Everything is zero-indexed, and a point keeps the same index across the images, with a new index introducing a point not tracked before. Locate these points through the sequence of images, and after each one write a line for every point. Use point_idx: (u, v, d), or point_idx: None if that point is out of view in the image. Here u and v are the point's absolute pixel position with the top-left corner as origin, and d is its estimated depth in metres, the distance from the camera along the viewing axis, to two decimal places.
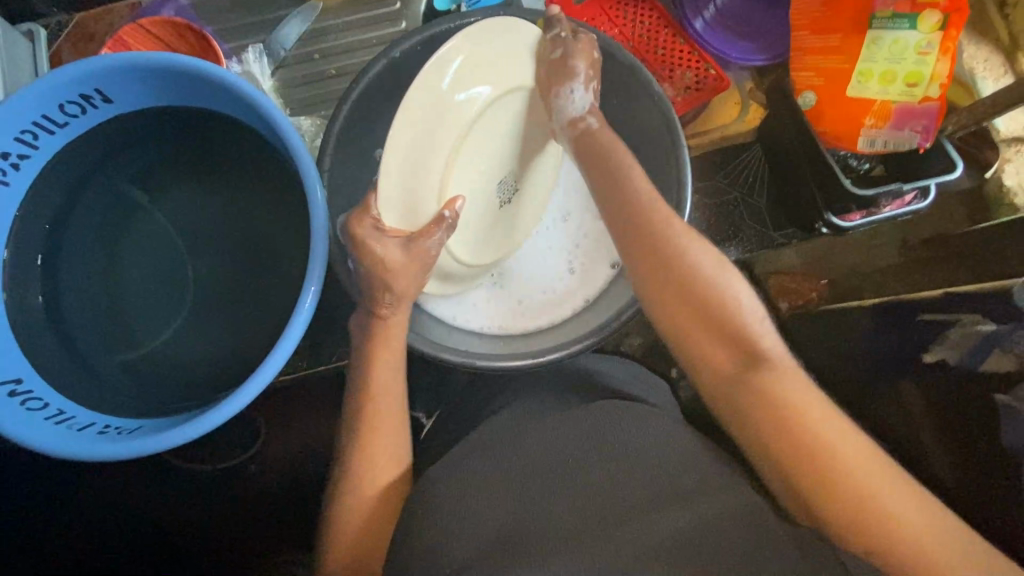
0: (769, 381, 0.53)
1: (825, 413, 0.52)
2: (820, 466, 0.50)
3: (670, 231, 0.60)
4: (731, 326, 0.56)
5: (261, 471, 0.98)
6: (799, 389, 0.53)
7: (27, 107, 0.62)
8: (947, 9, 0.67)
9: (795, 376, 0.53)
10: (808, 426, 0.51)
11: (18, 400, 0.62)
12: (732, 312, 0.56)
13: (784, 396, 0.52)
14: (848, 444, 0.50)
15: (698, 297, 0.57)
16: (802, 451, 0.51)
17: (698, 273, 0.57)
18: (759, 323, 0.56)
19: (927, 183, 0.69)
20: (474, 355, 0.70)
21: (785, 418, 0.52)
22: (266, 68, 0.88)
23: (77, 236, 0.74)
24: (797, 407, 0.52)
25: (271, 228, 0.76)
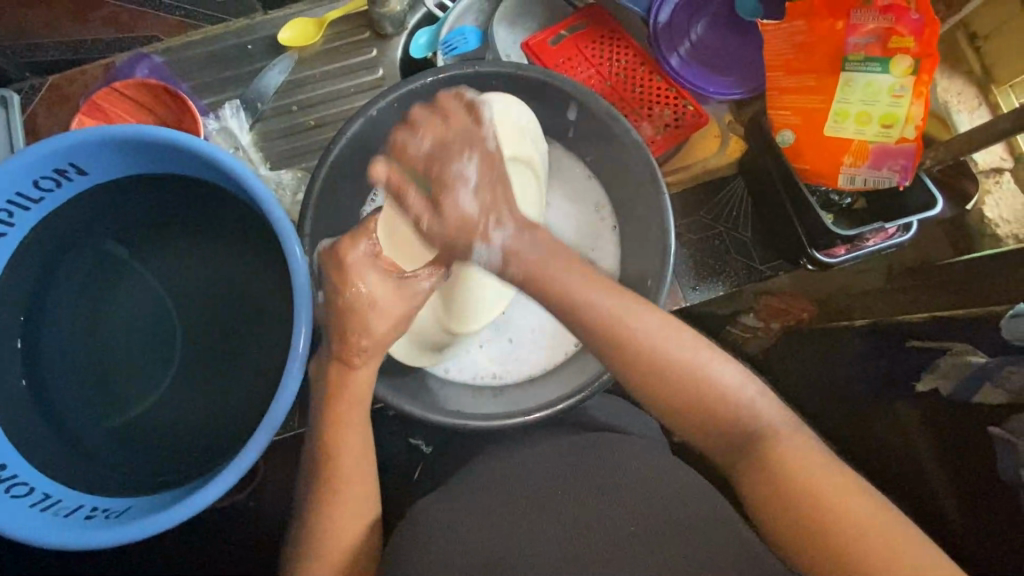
0: (767, 451, 0.53)
1: (826, 468, 0.51)
2: (821, 526, 0.48)
3: (624, 321, 0.58)
4: (719, 408, 0.55)
5: (258, 526, 0.98)
6: (799, 452, 0.52)
7: (1, 188, 0.61)
8: (918, 54, 0.68)
9: (791, 441, 0.53)
10: (809, 485, 0.50)
11: (2, 487, 0.61)
12: (721, 391, 0.56)
13: (793, 466, 0.51)
14: (849, 498, 0.48)
15: (692, 385, 0.56)
16: (811, 524, 0.49)
17: (661, 353, 0.56)
18: (754, 396, 0.56)
19: (909, 219, 0.70)
20: (463, 413, 0.69)
21: (781, 485, 0.51)
22: (243, 122, 0.88)
23: (57, 308, 0.73)
24: (799, 476, 0.50)
25: (255, 287, 0.76)
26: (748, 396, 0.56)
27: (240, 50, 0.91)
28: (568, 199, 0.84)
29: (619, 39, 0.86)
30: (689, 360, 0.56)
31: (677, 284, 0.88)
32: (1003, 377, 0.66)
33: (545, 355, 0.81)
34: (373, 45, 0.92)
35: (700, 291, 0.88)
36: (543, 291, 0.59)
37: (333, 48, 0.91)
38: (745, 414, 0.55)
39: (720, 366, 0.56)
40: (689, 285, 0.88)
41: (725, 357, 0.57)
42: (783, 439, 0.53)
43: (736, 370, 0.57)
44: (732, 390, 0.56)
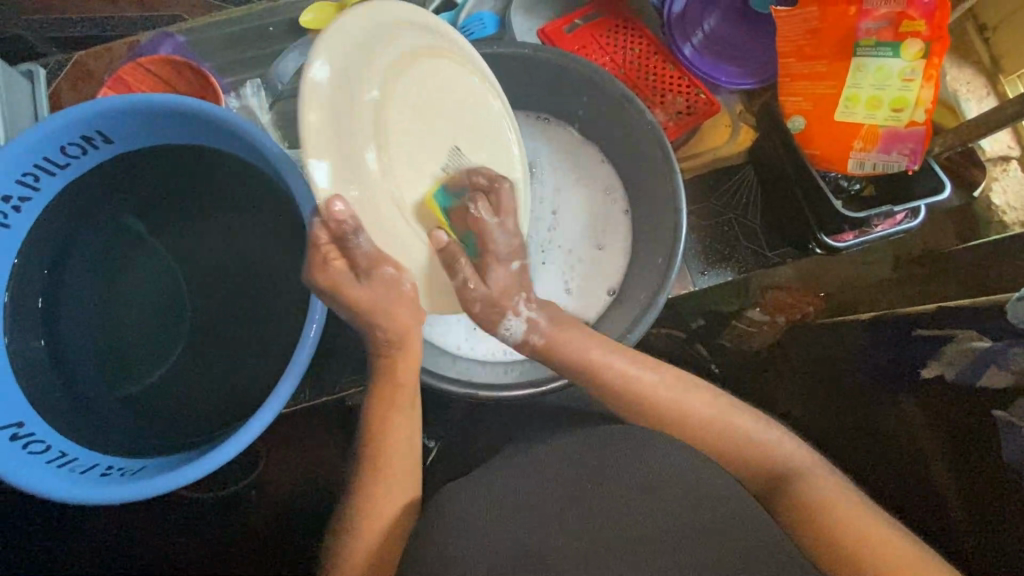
0: (800, 486, 0.59)
1: (849, 505, 0.56)
2: (850, 549, 0.53)
3: (649, 379, 0.67)
4: (741, 448, 0.63)
5: (274, 498, 1.04)
6: (828, 489, 0.58)
7: (31, 151, 0.62)
8: (929, 37, 0.69)
9: (820, 478, 0.60)
10: (833, 514, 0.56)
11: (20, 443, 0.62)
12: (746, 436, 0.64)
13: (820, 497, 0.57)
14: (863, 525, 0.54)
15: (723, 441, 0.64)
16: (855, 556, 0.53)
17: (686, 403, 0.66)
18: (772, 439, 0.64)
19: (918, 203, 0.71)
20: (476, 384, 0.70)
21: (818, 518, 0.56)
22: (263, 100, 0.89)
23: (76, 275, 0.75)
24: (826, 506, 0.56)
25: (270, 260, 0.78)
26: (772, 439, 0.64)
27: (262, 32, 0.93)
28: (578, 178, 0.86)
29: (633, 28, 0.88)
30: (701, 412, 0.65)
31: (686, 269, 0.89)
32: (1008, 360, 0.67)
33: None
34: None
35: (708, 276, 0.89)
36: (564, 360, 0.67)
37: None
38: (770, 457, 0.63)
39: (744, 413, 0.66)
40: (699, 271, 0.89)
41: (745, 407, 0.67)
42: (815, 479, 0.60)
43: (752, 419, 0.66)
44: (757, 441, 0.64)
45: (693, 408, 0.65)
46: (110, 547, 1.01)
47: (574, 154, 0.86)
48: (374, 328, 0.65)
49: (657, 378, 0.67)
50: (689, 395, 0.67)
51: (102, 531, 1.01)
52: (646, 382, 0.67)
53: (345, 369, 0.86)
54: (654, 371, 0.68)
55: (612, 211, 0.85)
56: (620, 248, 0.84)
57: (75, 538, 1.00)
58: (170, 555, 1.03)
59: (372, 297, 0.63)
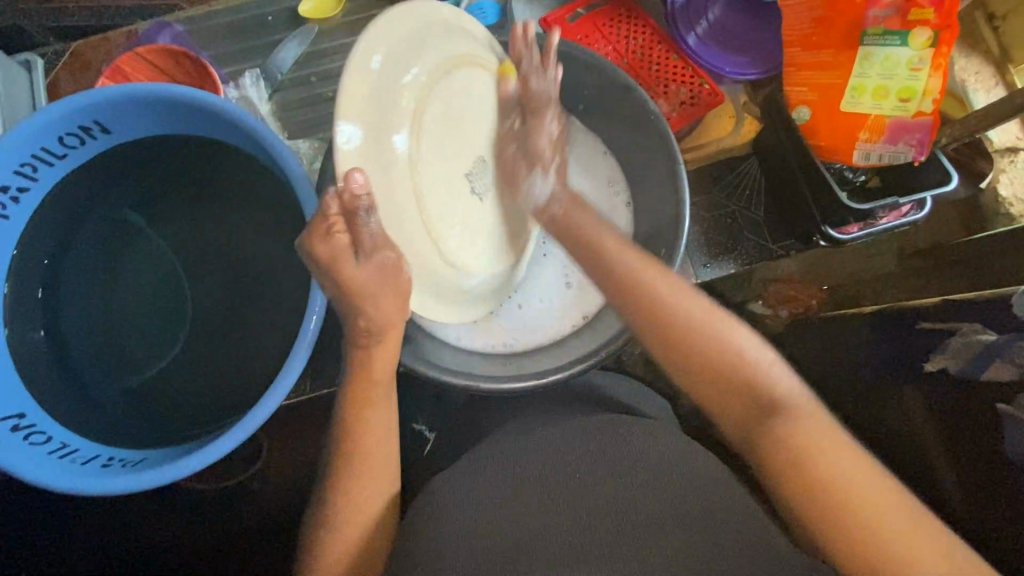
0: (791, 422, 0.51)
1: (845, 457, 0.48)
2: (837, 513, 0.46)
3: (629, 268, 0.62)
4: (731, 368, 0.55)
5: (275, 489, 1.04)
6: (818, 431, 0.50)
7: (27, 141, 0.62)
8: (938, 26, 0.68)
9: (811, 415, 0.51)
10: (819, 460, 0.48)
11: (21, 435, 0.62)
12: (734, 355, 0.55)
13: (804, 440, 0.50)
14: (849, 476, 0.47)
15: (702, 347, 0.55)
16: (829, 513, 0.47)
17: (674, 314, 0.57)
18: (767, 362, 0.55)
19: (925, 195, 0.70)
20: (478, 377, 0.70)
21: (802, 466, 0.48)
22: (262, 91, 0.88)
23: (76, 267, 0.74)
24: (812, 451, 0.49)
25: (272, 250, 0.77)
26: (768, 361, 0.55)
27: (261, 20, 0.92)
28: (580, 172, 0.85)
29: (636, 16, 0.87)
30: (693, 315, 0.57)
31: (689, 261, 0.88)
32: (1013, 353, 0.67)
33: (554, 325, 0.83)
34: None
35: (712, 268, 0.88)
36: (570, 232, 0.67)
37: (354, 21, 0.92)
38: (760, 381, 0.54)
39: (737, 331, 0.56)
40: (700, 262, 0.89)
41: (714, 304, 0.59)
42: (806, 415, 0.52)
43: (750, 336, 0.56)
44: (751, 362, 0.55)
45: (683, 312, 0.57)
46: (112, 537, 1.02)
47: (574, 143, 0.85)
48: (359, 310, 0.62)
49: (654, 288, 0.60)
50: (736, 334, 0.56)
51: (105, 521, 1.01)
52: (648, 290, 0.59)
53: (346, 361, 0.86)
54: (658, 284, 0.60)
55: (614, 203, 0.84)
56: None
57: (78, 528, 1.01)
58: (173, 544, 1.03)
59: (367, 277, 0.59)
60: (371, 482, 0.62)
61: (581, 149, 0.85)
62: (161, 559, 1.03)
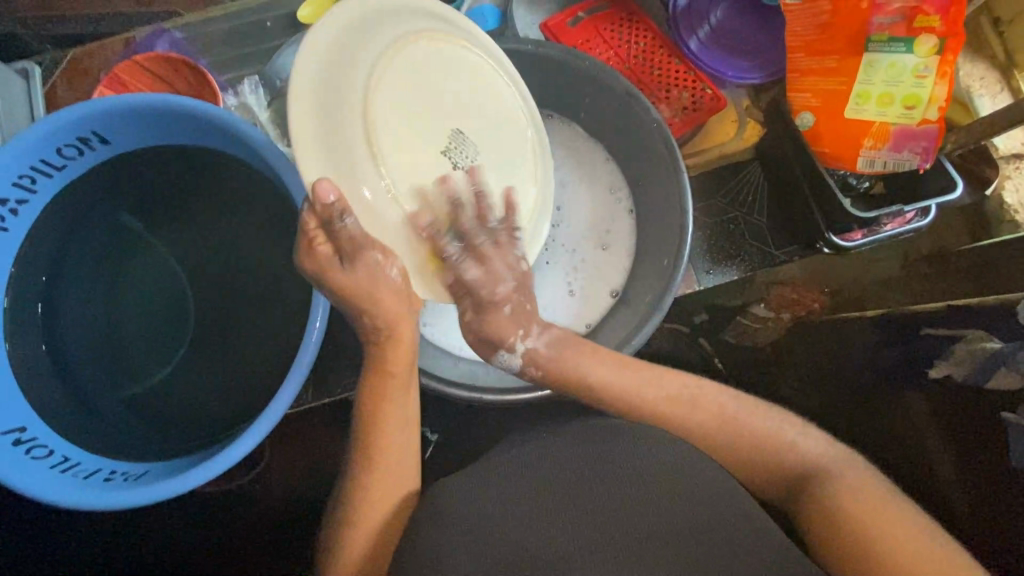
0: (825, 482, 0.57)
1: (888, 503, 0.53)
2: (874, 548, 0.50)
3: (633, 385, 0.65)
4: (765, 448, 0.62)
5: (278, 495, 1.04)
6: (858, 485, 0.56)
7: (25, 153, 0.61)
8: (944, 33, 0.67)
9: (849, 476, 0.57)
10: (854, 512, 0.53)
11: (23, 449, 0.61)
12: (773, 434, 0.63)
13: (841, 502, 0.54)
14: (882, 528, 0.51)
15: (739, 439, 0.62)
16: (869, 550, 0.51)
17: (704, 413, 0.64)
18: (789, 436, 0.62)
19: (929, 203, 0.70)
20: (480, 389, 0.69)
21: (844, 522, 0.53)
22: (261, 98, 0.88)
23: (76, 278, 0.74)
24: (850, 506, 0.54)
25: (273, 259, 0.77)
26: (794, 435, 0.62)
27: (260, 27, 0.91)
28: (582, 180, 0.85)
29: (637, 20, 0.86)
30: (721, 401, 0.64)
31: (692, 269, 0.88)
32: (1019, 362, 0.66)
33: None
34: None
35: (714, 276, 0.88)
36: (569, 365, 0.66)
37: None
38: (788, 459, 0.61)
39: (762, 414, 0.64)
40: (704, 269, 0.88)
41: (716, 389, 0.66)
42: (837, 477, 0.58)
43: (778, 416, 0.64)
44: (780, 440, 0.62)
45: (709, 397, 0.64)
46: (115, 545, 1.02)
47: (576, 152, 0.85)
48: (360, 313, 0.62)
49: (671, 383, 0.65)
50: (759, 418, 0.63)
51: (108, 528, 1.01)
52: (647, 398, 0.64)
53: (347, 369, 0.86)
54: (659, 399, 0.64)
55: (617, 210, 0.83)
56: (626, 249, 0.83)
57: (81, 536, 1.01)
58: (176, 552, 1.03)
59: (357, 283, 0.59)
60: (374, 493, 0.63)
61: (582, 155, 0.85)
62: (165, 566, 1.03)
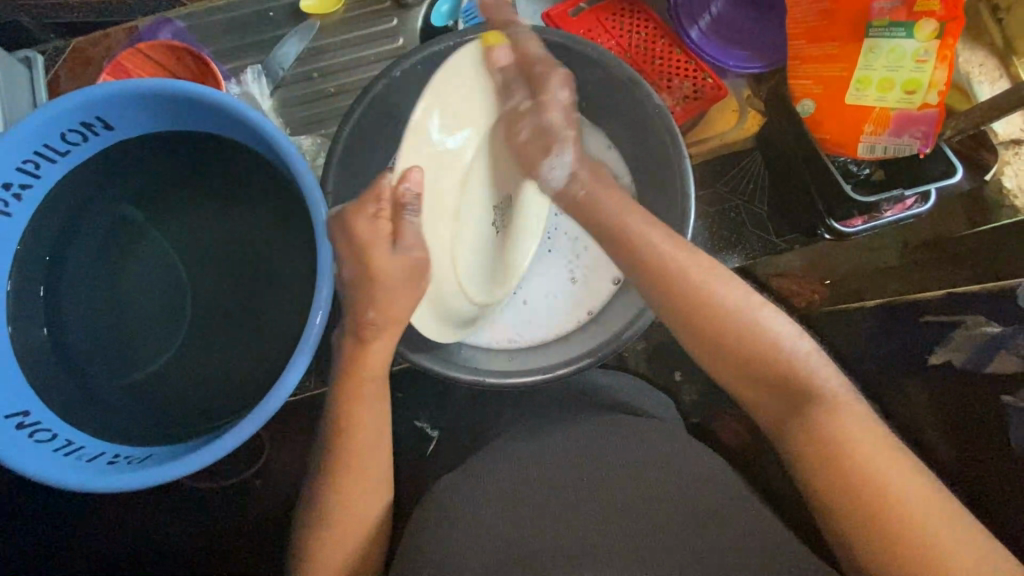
0: (820, 413, 0.50)
1: (883, 451, 0.47)
2: (847, 474, 0.47)
3: (657, 254, 0.61)
4: (773, 361, 0.54)
5: (280, 487, 1.04)
6: (854, 424, 0.49)
7: (30, 138, 0.61)
8: (944, 17, 0.67)
9: (849, 414, 0.50)
10: (851, 453, 0.47)
11: (27, 432, 0.62)
12: (782, 353, 0.54)
13: (837, 433, 0.49)
14: (871, 454, 0.47)
15: (748, 334, 0.55)
16: (848, 478, 0.47)
17: (714, 300, 0.57)
18: (806, 354, 0.54)
19: (927, 187, 0.71)
20: (483, 372, 0.70)
21: (824, 448, 0.49)
22: (265, 88, 0.88)
23: (80, 265, 0.74)
24: (854, 452, 0.47)
25: (276, 247, 0.77)
26: (806, 359, 0.54)
27: (263, 16, 0.91)
28: None
29: (639, 10, 0.86)
30: (737, 304, 0.56)
31: None
32: (1018, 345, 0.67)
33: (558, 321, 0.82)
34: (393, 15, 0.92)
35: (715, 264, 0.88)
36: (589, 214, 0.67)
37: (355, 16, 0.92)
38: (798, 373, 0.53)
39: (775, 319, 0.56)
40: (704, 257, 0.89)
41: (790, 324, 0.56)
42: (841, 408, 0.51)
43: (788, 326, 0.56)
44: (793, 358, 0.54)
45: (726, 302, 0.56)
46: (115, 537, 1.02)
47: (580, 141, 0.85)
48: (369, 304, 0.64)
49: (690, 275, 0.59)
50: (768, 320, 0.56)
51: (109, 519, 1.01)
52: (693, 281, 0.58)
53: None
54: (702, 291, 0.58)
55: None
56: None
57: (81, 526, 1.01)
58: (177, 543, 1.03)
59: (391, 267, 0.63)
60: (376, 479, 0.62)
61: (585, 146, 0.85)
62: (165, 557, 1.03)
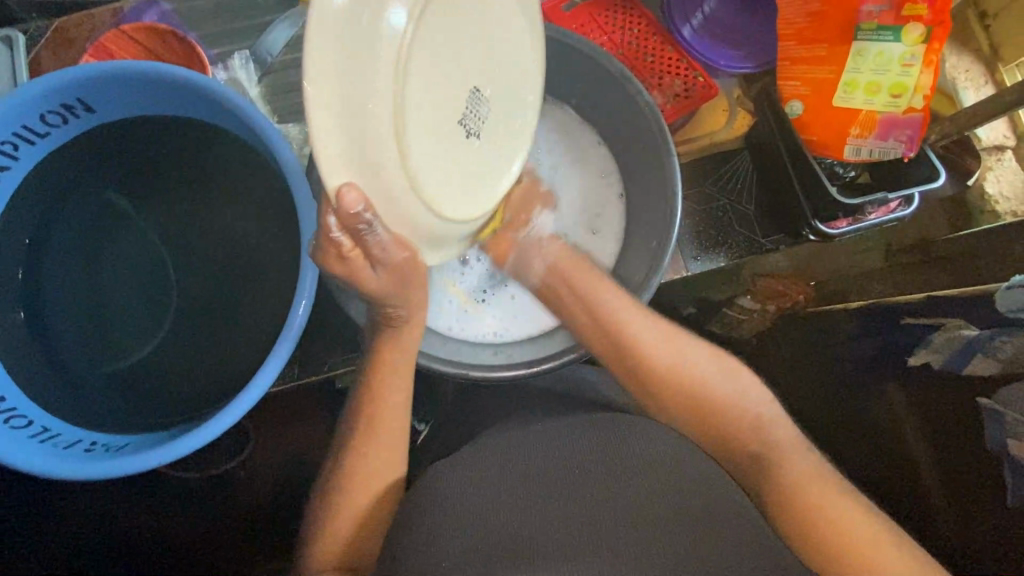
0: (780, 459, 0.64)
1: (833, 496, 0.60)
2: (809, 515, 0.59)
3: (665, 353, 0.70)
4: (735, 410, 0.67)
5: (266, 478, 1.05)
6: (805, 464, 0.63)
7: (9, 119, 0.60)
8: (931, 22, 0.68)
9: (800, 455, 0.64)
10: (806, 493, 0.60)
11: (2, 417, 0.61)
12: (743, 405, 0.67)
13: (795, 486, 0.61)
14: (833, 506, 0.59)
15: (720, 403, 0.67)
16: (807, 514, 0.59)
17: (692, 369, 0.69)
18: (764, 407, 0.68)
19: (911, 191, 0.71)
20: (467, 365, 0.70)
21: (790, 493, 0.60)
22: (251, 73, 0.87)
23: (59, 251, 0.73)
24: (804, 486, 0.61)
25: (260, 236, 0.76)
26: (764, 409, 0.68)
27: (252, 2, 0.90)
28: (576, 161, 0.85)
29: (631, 7, 0.86)
30: (706, 371, 0.70)
31: (679, 253, 0.88)
32: (995, 348, 0.67)
33: (544, 316, 0.82)
34: None
35: (700, 263, 0.88)
36: (598, 315, 0.72)
37: None
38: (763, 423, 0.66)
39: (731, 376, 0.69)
40: (691, 256, 0.88)
41: (756, 384, 0.69)
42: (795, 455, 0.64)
43: (749, 381, 0.69)
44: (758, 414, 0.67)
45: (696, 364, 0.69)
46: (93, 526, 1.01)
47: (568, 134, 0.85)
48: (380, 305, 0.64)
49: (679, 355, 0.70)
50: (725, 378, 0.69)
51: (88, 509, 1.00)
52: (675, 352, 0.70)
53: (335, 351, 0.86)
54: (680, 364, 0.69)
55: (608, 194, 0.84)
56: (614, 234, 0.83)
57: (61, 516, 1.00)
58: (159, 534, 1.02)
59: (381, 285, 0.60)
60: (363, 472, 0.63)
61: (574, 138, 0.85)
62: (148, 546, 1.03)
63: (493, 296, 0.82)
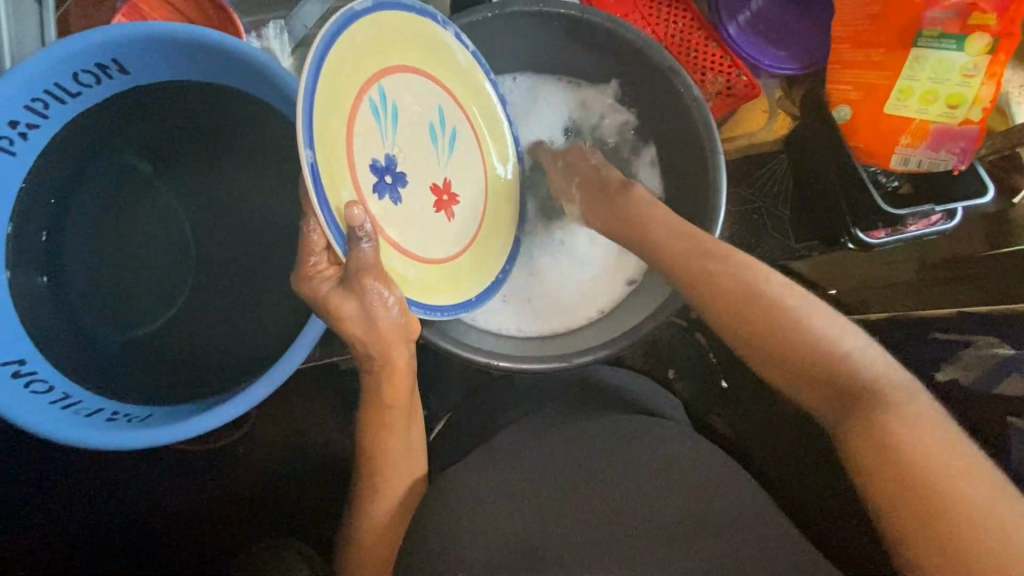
0: (877, 416, 0.49)
1: (939, 439, 0.46)
2: (908, 478, 0.45)
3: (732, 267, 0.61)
4: (809, 348, 0.55)
5: (269, 457, 1.03)
6: (920, 429, 0.47)
7: (43, 77, 0.58)
8: (999, 32, 0.66)
9: (909, 412, 0.49)
10: (901, 453, 0.46)
11: (23, 381, 0.59)
12: (821, 340, 0.54)
13: (887, 435, 0.47)
14: (943, 467, 0.44)
15: (787, 329, 0.56)
16: (903, 478, 0.45)
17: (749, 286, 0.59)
18: (854, 348, 0.54)
19: (957, 205, 0.71)
20: (493, 355, 0.69)
21: (886, 456, 0.47)
22: (285, 44, 0.84)
23: (79, 214, 0.71)
24: (900, 444, 0.47)
25: (287, 211, 0.74)
26: (855, 350, 0.54)
27: None
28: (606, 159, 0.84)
29: None
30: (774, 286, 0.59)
31: None
32: None
33: (567, 315, 0.80)
34: None
35: None
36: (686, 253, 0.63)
37: None
38: (842, 362, 0.53)
39: (813, 309, 0.57)
40: None
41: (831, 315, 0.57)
42: (899, 410, 0.49)
43: (825, 314, 0.56)
44: (847, 356, 0.53)
45: (763, 278, 0.59)
46: (93, 498, 0.99)
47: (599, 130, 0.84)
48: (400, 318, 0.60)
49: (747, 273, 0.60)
50: (809, 312, 0.57)
51: (89, 480, 0.98)
52: (738, 271, 0.60)
53: None
54: (752, 291, 0.59)
55: None
56: None
57: (60, 485, 0.97)
58: (157, 507, 1.00)
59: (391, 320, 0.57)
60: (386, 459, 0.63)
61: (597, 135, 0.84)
62: (150, 519, 1.00)
63: (517, 289, 0.81)
